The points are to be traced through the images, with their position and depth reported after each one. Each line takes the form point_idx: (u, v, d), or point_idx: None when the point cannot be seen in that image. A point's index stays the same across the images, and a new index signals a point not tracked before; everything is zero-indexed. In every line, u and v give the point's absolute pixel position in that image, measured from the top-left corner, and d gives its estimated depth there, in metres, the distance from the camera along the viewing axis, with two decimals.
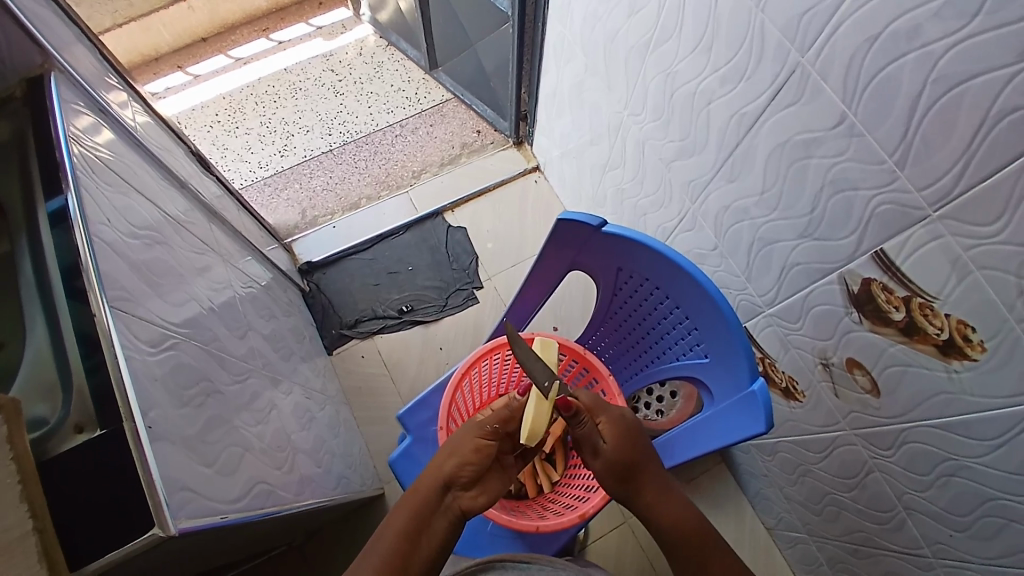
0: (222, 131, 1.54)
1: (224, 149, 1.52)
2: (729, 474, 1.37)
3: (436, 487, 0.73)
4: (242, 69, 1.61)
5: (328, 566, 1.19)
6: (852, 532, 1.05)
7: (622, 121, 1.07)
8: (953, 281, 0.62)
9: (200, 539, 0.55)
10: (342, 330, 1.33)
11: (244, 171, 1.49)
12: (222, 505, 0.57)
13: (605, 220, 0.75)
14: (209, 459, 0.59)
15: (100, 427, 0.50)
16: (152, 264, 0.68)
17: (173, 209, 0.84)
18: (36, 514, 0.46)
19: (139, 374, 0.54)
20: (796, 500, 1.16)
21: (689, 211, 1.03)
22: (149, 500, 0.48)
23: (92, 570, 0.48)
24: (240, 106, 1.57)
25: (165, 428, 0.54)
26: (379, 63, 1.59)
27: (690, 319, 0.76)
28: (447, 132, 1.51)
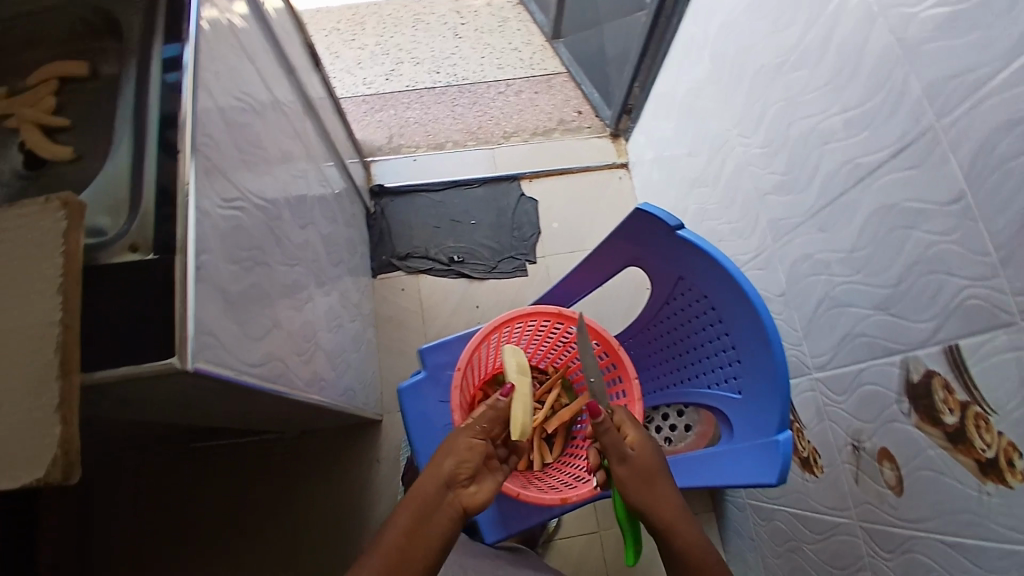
0: (340, 39, 1.57)
1: (336, 56, 1.54)
2: (715, 525, 1.34)
3: (437, 486, 0.69)
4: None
5: (308, 471, 1.22)
6: None
7: (728, 140, 1.03)
8: (1020, 398, 0.58)
9: (208, 387, 0.56)
10: (392, 259, 1.35)
11: (347, 82, 1.51)
12: (238, 366, 0.59)
13: (683, 223, 0.73)
14: (240, 320, 0.60)
15: (153, 252, 0.52)
16: (243, 127, 0.70)
17: (276, 87, 0.86)
18: (68, 310, 0.48)
19: (201, 218, 0.55)
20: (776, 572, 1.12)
21: (767, 249, 0.99)
22: (177, 333, 0.50)
23: (102, 377, 0.50)
24: (363, 21, 1.59)
25: (209, 276, 0.55)
26: (505, 19, 1.58)
27: (735, 350, 0.73)
28: (549, 104, 1.48)
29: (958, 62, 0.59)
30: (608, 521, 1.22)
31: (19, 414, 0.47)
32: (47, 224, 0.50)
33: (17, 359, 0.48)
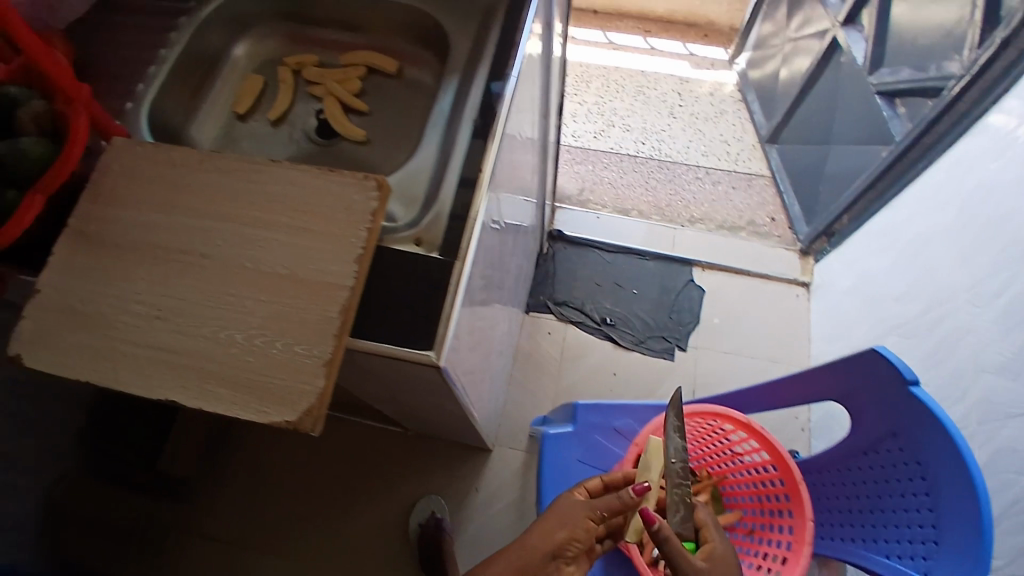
0: None
1: None
2: None
3: (542, 551, 0.66)
4: (608, 52, 1.68)
5: (411, 471, 1.25)
6: None
7: (954, 297, 0.96)
8: None
9: (432, 382, 0.60)
10: (548, 302, 1.37)
11: None
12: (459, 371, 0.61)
13: (919, 380, 0.70)
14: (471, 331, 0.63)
15: (438, 251, 0.57)
16: (514, 156, 0.74)
17: (534, 123, 0.91)
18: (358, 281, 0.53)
19: (480, 234, 0.59)
20: None
21: (965, 428, 0.91)
22: (441, 331, 0.54)
23: (361, 346, 0.54)
24: (587, 78, 1.65)
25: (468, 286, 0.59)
26: (723, 110, 1.57)
27: (935, 531, 0.66)
28: (744, 203, 1.46)
29: None
30: None
31: (288, 356, 0.51)
32: (361, 200, 0.56)
33: (301, 307, 0.52)
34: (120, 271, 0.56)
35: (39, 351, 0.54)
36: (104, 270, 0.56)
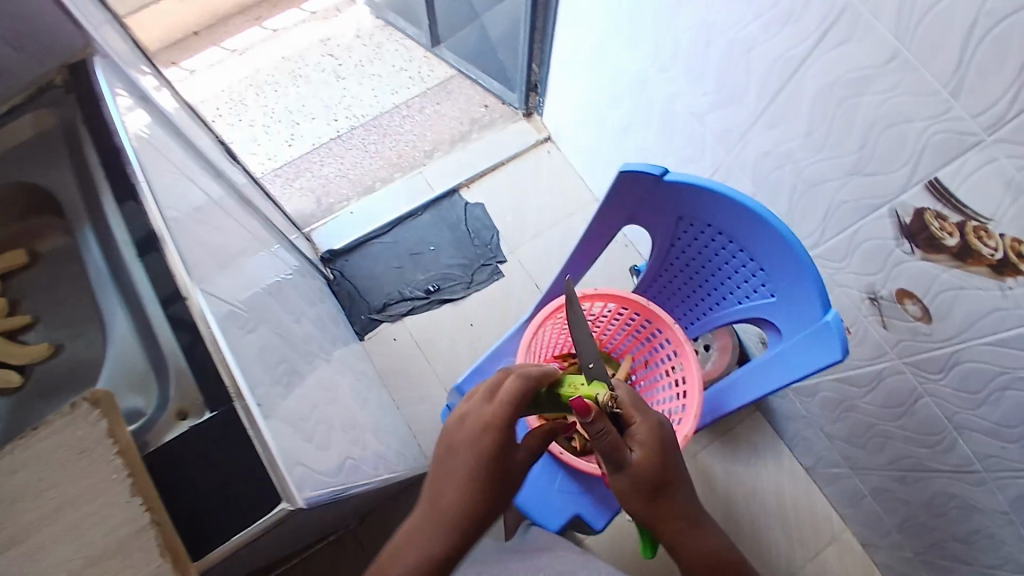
0: (227, 119, 1.27)
1: (239, 117, 1.28)
2: (765, 422, 1.13)
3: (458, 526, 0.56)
4: (273, 39, 1.37)
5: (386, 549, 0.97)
6: (899, 460, 0.87)
7: (647, 80, 0.91)
8: (1007, 203, 0.57)
9: (301, 513, 0.53)
10: (370, 316, 1.13)
11: (252, 162, 1.23)
12: (328, 478, 0.56)
13: (667, 170, 0.66)
14: (309, 435, 0.57)
15: (208, 410, 0.50)
16: (219, 249, 0.65)
17: (215, 194, 0.77)
18: (153, 506, 0.45)
19: (239, 351, 0.53)
20: (838, 438, 0.97)
21: (723, 163, 0.87)
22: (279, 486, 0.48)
23: (221, 549, 0.47)
24: (276, 78, 1.31)
25: (269, 407, 0.52)
26: (377, 44, 1.33)
27: (757, 261, 0.67)
28: (453, 109, 1.27)
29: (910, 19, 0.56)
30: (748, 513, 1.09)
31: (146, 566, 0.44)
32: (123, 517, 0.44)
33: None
34: (294, 466, 0.50)
35: (245, 550, 0.50)
36: (322, 416, 0.64)
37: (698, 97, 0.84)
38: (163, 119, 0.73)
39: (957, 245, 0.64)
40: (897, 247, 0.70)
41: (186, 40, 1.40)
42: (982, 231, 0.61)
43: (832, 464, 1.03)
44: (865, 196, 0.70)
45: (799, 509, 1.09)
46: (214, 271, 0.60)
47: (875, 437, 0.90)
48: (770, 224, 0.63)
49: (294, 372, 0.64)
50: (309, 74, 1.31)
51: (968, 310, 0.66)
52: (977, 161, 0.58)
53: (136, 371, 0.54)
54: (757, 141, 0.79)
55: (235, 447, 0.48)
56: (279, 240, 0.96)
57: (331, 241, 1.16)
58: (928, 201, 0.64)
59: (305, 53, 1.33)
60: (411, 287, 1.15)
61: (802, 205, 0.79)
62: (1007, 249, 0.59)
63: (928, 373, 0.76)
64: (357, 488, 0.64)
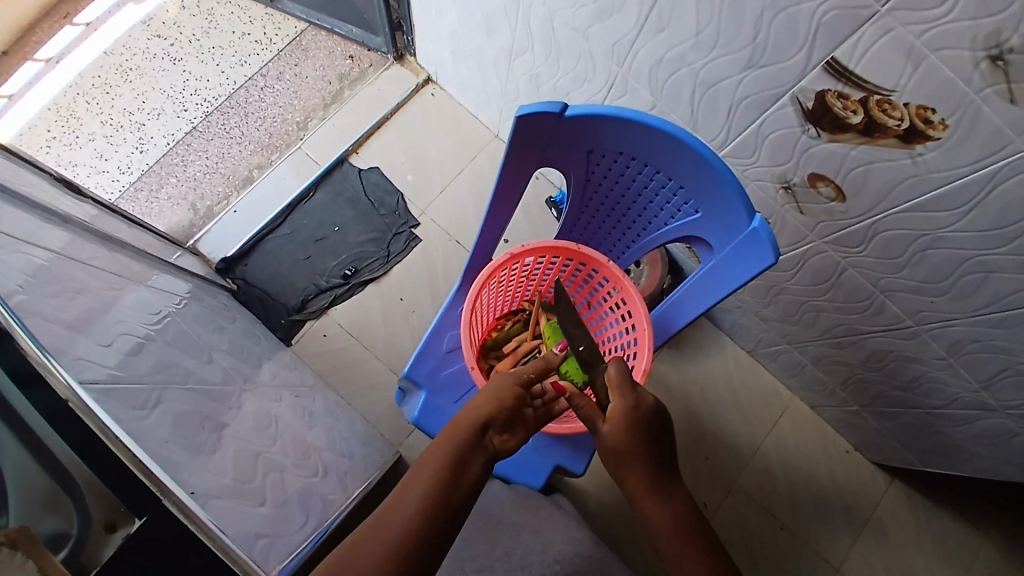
0: (59, 142, 1.09)
1: (72, 133, 1.09)
2: (704, 317, 1.17)
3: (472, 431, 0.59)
4: (91, 37, 1.15)
5: None
6: (834, 328, 0.92)
7: (521, 0, 0.83)
8: (908, 71, 0.57)
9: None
10: (291, 317, 1.05)
11: (103, 182, 1.07)
12: (289, 536, 0.51)
13: (567, 105, 0.60)
14: (259, 496, 0.51)
15: (138, 515, 0.41)
16: (84, 319, 0.54)
17: (63, 249, 0.64)
18: None
19: (145, 442, 0.45)
20: (774, 318, 1.01)
21: (617, 77, 0.82)
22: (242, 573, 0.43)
23: None
24: (102, 79, 1.12)
25: (203, 486, 0.46)
26: (207, 11, 1.15)
27: (675, 180, 0.64)
28: (316, 69, 1.14)
29: None
30: (707, 412, 1.13)
31: None
32: None
33: None
34: (257, 539, 0.45)
35: None
36: (270, 462, 0.58)
37: (577, 12, 0.77)
38: None
39: (862, 122, 0.64)
40: (803, 134, 0.70)
41: (0, 63, 1.13)
42: (886, 104, 0.61)
43: (772, 343, 1.08)
44: (765, 88, 0.69)
45: (750, 395, 1.15)
46: (91, 347, 0.50)
47: (808, 312, 0.94)
48: (683, 141, 0.60)
49: (221, 425, 0.57)
50: (138, 64, 1.13)
51: (880, 183, 0.68)
52: (872, 36, 0.57)
53: (25, 495, 0.40)
54: (648, 48, 0.75)
55: (178, 548, 0.41)
56: (158, 270, 0.85)
57: (222, 248, 1.05)
58: (828, 82, 0.63)
59: (129, 41, 1.14)
60: (327, 276, 1.07)
61: (704, 108, 0.77)
62: (913, 117, 0.60)
63: (849, 248, 0.78)
64: (328, 523, 0.60)
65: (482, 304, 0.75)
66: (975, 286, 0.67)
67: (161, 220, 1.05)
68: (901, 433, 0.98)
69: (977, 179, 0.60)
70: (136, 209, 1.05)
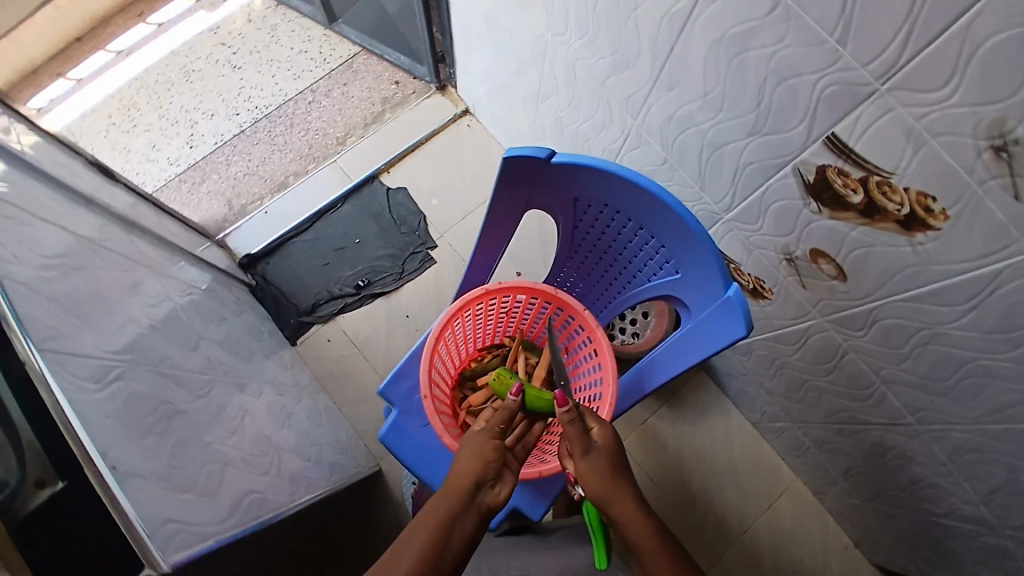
0: (119, 130, 1.19)
1: (133, 124, 1.20)
2: (711, 380, 1.13)
3: (461, 486, 0.60)
4: (160, 37, 1.26)
5: None
6: (836, 413, 0.87)
7: (548, 45, 0.85)
8: (908, 154, 0.53)
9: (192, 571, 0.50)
10: (300, 319, 1.09)
11: (152, 171, 1.16)
12: (210, 527, 0.53)
13: (555, 151, 0.61)
14: (188, 483, 0.54)
15: (62, 479, 0.43)
16: (74, 295, 0.58)
17: (84, 229, 0.70)
18: None
19: (86, 417, 0.47)
20: (777, 393, 0.97)
21: (632, 128, 0.82)
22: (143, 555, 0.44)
23: None
24: (168, 78, 1.23)
25: (131, 465, 0.48)
26: (272, 26, 1.24)
27: (657, 237, 0.63)
28: (362, 90, 1.20)
29: None
30: (700, 479, 1.08)
31: None
32: None
33: None
34: (164, 524, 0.47)
35: None
36: (214, 454, 0.61)
37: (596, 62, 0.79)
38: (9, 152, 0.65)
39: (862, 202, 0.61)
40: (806, 207, 0.67)
41: (73, 49, 1.28)
42: (886, 186, 0.57)
43: (776, 418, 1.03)
44: (768, 156, 0.67)
45: (748, 468, 1.09)
46: (68, 322, 0.54)
47: (811, 391, 0.89)
48: (663, 200, 0.59)
49: (178, 412, 0.60)
50: (202, 67, 1.23)
51: (880, 267, 0.64)
52: (873, 113, 0.54)
53: None
54: (660, 105, 0.75)
55: (89, 519, 0.44)
56: (178, 258, 0.91)
57: (248, 245, 1.11)
58: (829, 157, 0.60)
59: (197, 46, 1.24)
60: (339, 284, 1.11)
61: (711, 169, 0.76)
62: (913, 204, 0.56)
63: (851, 330, 0.74)
64: (263, 522, 0.61)
65: (460, 333, 0.76)
66: (974, 392, 0.63)
67: (198, 212, 1.13)
68: (902, 538, 0.91)
69: (977, 278, 0.55)
70: (176, 200, 1.14)
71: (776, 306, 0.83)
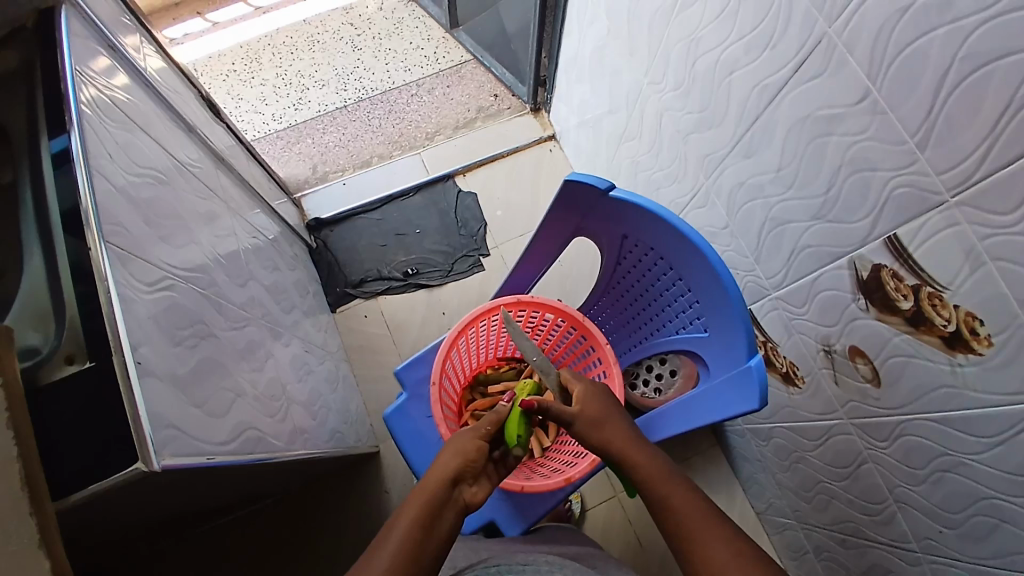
0: (238, 80, 1.30)
1: (252, 76, 1.30)
2: (724, 458, 1.10)
3: (443, 483, 0.61)
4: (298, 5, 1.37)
5: (305, 532, 1.02)
6: (841, 523, 0.83)
7: (642, 90, 0.87)
8: (964, 272, 0.52)
9: (180, 478, 0.54)
10: (346, 289, 1.14)
11: (256, 122, 1.26)
12: (207, 446, 0.56)
13: (615, 185, 0.63)
14: (199, 399, 0.58)
15: (89, 361, 0.49)
16: (154, 206, 0.64)
17: (181, 154, 0.77)
18: (21, 441, 0.44)
19: (129, 312, 0.52)
20: (787, 488, 0.93)
21: (702, 187, 0.83)
22: (140, 447, 0.47)
23: (78, 496, 0.47)
24: (294, 44, 1.33)
25: (155, 366, 0.53)
26: (398, 19, 1.33)
27: (693, 292, 0.64)
28: (462, 95, 1.26)
29: (905, 61, 0.49)
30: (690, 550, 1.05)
31: None
32: None
33: None
34: (164, 428, 0.50)
35: (110, 504, 0.51)
36: (231, 383, 0.65)
37: (683, 115, 0.81)
38: (134, 70, 0.73)
39: (911, 309, 0.59)
40: (853, 303, 0.66)
41: None
42: (937, 300, 0.56)
43: (780, 514, 0.99)
44: (827, 243, 0.67)
45: None
46: (142, 229, 0.60)
47: (821, 494, 0.85)
48: (706, 256, 0.60)
49: (210, 335, 0.64)
50: (326, 41, 1.33)
51: (915, 382, 0.62)
52: (939, 223, 0.53)
53: (33, 309, 0.51)
54: (733, 169, 0.76)
55: (105, 401, 0.48)
56: (254, 204, 0.97)
57: (320, 210, 1.18)
58: (886, 257, 0.59)
59: (327, 21, 1.35)
60: (390, 267, 1.15)
61: (770, 243, 0.75)
62: (960, 322, 0.54)
63: (875, 441, 0.71)
64: (256, 458, 0.65)
65: (482, 336, 0.78)
66: (985, 532, 0.60)
67: (284, 168, 1.21)
68: None
69: (1011, 414, 0.53)
70: (270, 153, 1.22)
71: (805, 397, 0.81)
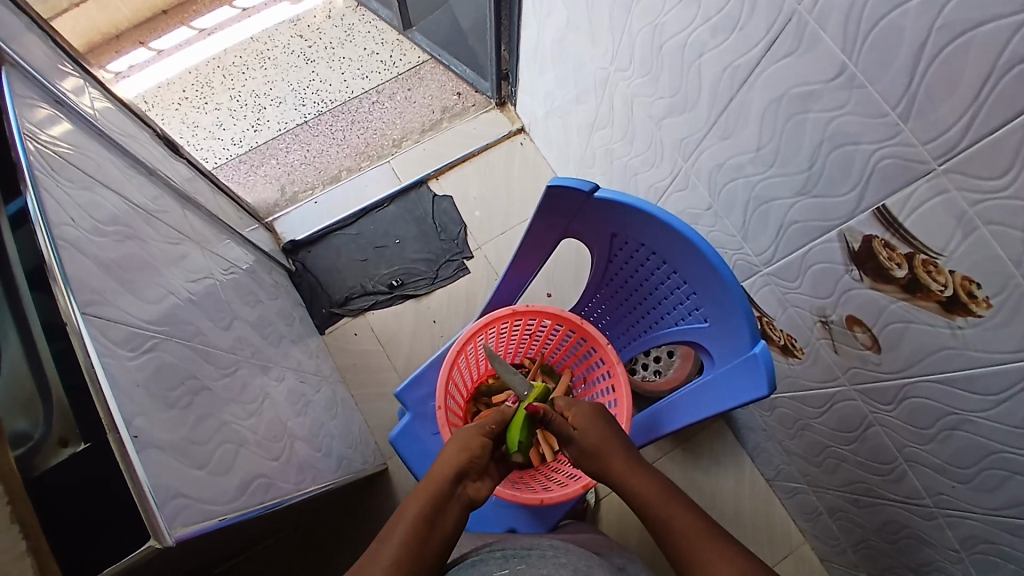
0: (191, 107, 1.25)
1: (205, 100, 1.26)
2: (728, 430, 1.11)
3: (448, 478, 0.61)
4: (242, 22, 1.33)
5: (326, 560, 1.01)
6: (852, 483, 0.85)
7: (608, 78, 0.86)
8: (957, 238, 0.52)
9: (193, 545, 0.52)
10: (332, 310, 1.12)
11: (216, 149, 1.22)
12: (217, 507, 0.55)
13: (599, 185, 0.62)
14: (201, 460, 0.56)
15: (84, 441, 0.47)
16: (124, 263, 0.61)
17: (143, 199, 0.74)
18: (29, 534, 0.43)
19: (117, 383, 0.50)
20: (796, 455, 0.94)
21: (681, 170, 0.83)
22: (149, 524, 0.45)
23: None
24: (244, 62, 1.28)
25: (152, 435, 0.51)
26: (348, 26, 1.29)
27: (687, 284, 0.63)
28: (424, 97, 1.23)
29: (880, 33, 0.48)
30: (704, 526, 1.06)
31: None
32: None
33: None
34: (172, 499, 0.49)
35: None
36: (232, 433, 0.63)
37: (654, 101, 0.79)
38: (83, 119, 0.69)
39: (905, 277, 0.59)
40: (846, 274, 0.66)
41: (158, 20, 1.38)
42: (931, 266, 0.55)
43: (790, 479, 1.00)
44: (815, 218, 0.66)
45: (756, 524, 1.06)
46: (115, 290, 0.57)
47: (829, 458, 0.87)
48: (699, 249, 0.59)
49: (203, 388, 0.62)
50: (277, 56, 1.28)
51: (915, 346, 0.62)
52: (926, 192, 0.52)
53: (17, 394, 0.48)
54: (711, 151, 0.75)
55: (107, 481, 0.46)
56: (225, 237, 0.94)
57: (295, 232, 1.15)
58: (876, 228, 0.59)
59: (275, 35, 1.30)
60: (374, 282, 1.13)
61: (755, 221, 0.75)
62: (956, 287, 0.54)
63: (879, 404, 0.72)
64: (266, 506, 0.63)
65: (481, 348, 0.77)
66: (997, 485, 0.61)
67: (252, 194, 1.17)
68: None
69: (1014, 370, 0.54)
70: (234, 178, 1.19)
71: (805, 367, 0.82)
